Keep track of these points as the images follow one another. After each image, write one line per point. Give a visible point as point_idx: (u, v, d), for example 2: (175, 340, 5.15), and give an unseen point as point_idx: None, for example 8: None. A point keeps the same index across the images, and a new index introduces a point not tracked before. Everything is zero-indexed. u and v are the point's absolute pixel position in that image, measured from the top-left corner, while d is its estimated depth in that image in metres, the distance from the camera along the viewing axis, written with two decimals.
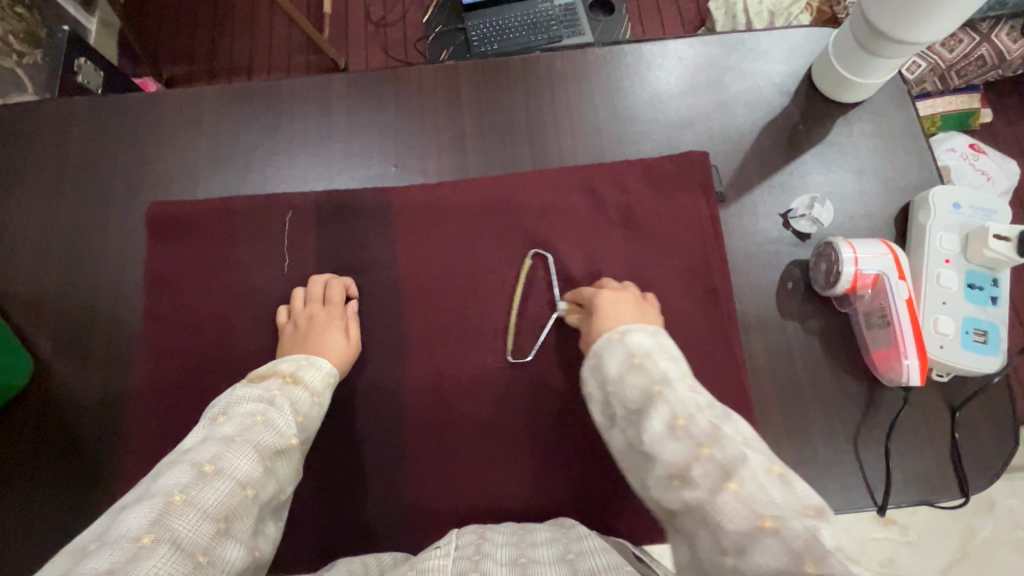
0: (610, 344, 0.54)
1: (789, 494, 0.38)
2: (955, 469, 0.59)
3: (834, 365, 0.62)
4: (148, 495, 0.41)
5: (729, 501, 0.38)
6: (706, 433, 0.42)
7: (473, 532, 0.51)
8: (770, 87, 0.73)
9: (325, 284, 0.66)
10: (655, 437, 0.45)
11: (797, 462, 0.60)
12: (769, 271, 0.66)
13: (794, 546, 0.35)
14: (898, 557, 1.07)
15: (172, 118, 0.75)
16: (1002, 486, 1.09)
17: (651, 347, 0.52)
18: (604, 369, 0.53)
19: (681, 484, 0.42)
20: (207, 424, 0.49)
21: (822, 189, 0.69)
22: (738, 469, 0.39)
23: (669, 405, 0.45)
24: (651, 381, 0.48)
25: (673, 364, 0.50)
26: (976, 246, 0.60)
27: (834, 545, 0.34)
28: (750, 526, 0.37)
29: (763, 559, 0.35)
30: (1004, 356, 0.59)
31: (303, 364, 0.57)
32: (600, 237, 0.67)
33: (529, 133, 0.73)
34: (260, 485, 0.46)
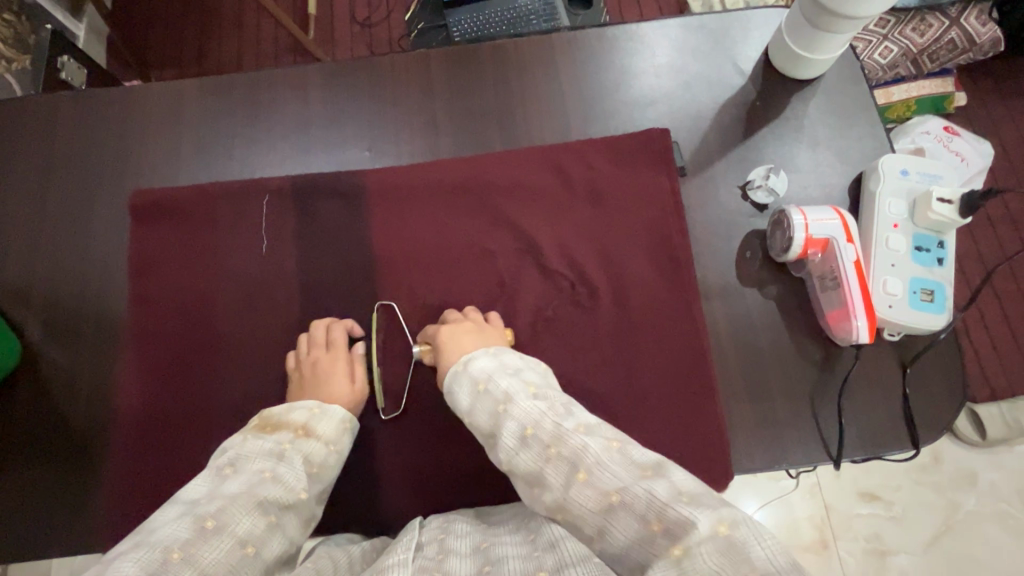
0: (456, 377, 0.57)
1: (626, 462, 0.44)
2: (907, 423, 0.62)
3: (791, 328, 0.65)
4: (148, 544, 0.44)
5: (584, 491, 0.44)
6: (551, 434, 0.48)
7: (434, 529, 0.52)
8: (729, 67, 0.76)
9: (326, 329, 0.67)
10: (508, 453, 0.50)
11: (757, 421, 0.63)
12: (728, 241, 0.69)
13: (638, 510, 0.41)
14: (883, 532, 1.09)
15: (154, 110, 0.78)
16: (981, 459, 1.12)
17: (491, 370, 0.55)
18: (459, 403, 0.55)
19: (540, 490, 0.47)
20: (216, 476, 0.52)
21: (778, 162, 0.72)
22: (583, 458, 0.45)
23: (516, 421, 0.50)
24: (497, 403, 0.52)
25: (513, 380, 0.54)
26: (922, 211, 0.63)
27: (673, 496, 0.40)
28: (603, 506, 0.42)
29: (621, 531, 0.41)
30: (950, 314, 0.62)
31: (315, 413, 0.59)
32: (566, 212, 0.69)
33: (499, 117, 0.76)
34: (262, 542, 0.49)
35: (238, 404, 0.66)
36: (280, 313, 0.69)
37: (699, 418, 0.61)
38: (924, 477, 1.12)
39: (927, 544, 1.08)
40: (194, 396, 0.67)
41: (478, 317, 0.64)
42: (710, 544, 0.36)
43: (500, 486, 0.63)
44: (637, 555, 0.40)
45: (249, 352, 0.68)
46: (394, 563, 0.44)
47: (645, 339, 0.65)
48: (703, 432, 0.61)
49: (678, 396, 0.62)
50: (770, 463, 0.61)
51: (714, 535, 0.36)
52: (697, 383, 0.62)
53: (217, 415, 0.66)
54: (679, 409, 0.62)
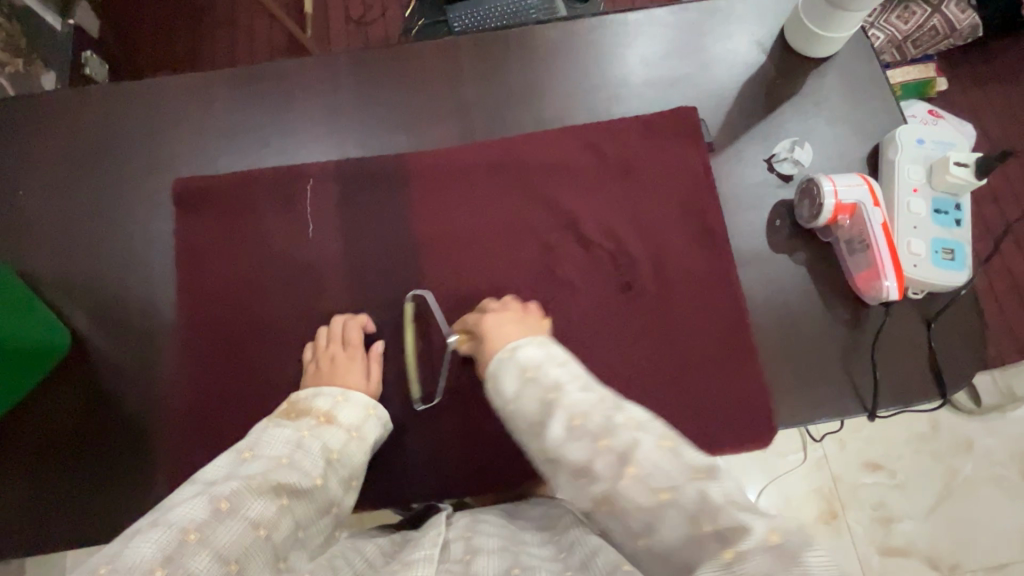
0: (502, 363, 0.54)
1: (677, 464, 0.42)
2: (934, 374, 0.66)
3: (823, 290, 0.68)
4: (165, 523, 0.45)
5: (637, 488, 0.42)
6: (603, 427, 0.46)
7: (461, 528, 0.52)
8: (748, 48, 0.79)
9: (343, 325, 0.68)
10: (559, 442, 0.47)
11: (795, 378, 0.66)
12: (757, 211, 0.72)
13: (690, 510, 0.40)
14: (886, 500, 1.06)
15: (183, 99, 0.77)
16: (978, 427, 1.09)
17: (539, 359, 0.53)
18: (503, 391, 0.53)
19: (588, 481, 0.45)
20: (234, 460, 0.54)
21: (801, 135, 0.75)
22: (634, 454, 0.43)
23: (566, 410, 0.48)
24: (544, 390, 0.50)
25: (563, 370, 0.51)
26: (939, 175, 0.67)
27: (724, 498, 0.40)
28: (653, 504, 0.41)
29: (671, 530, 0.40)
30: (969, 271, 0.66)
31: (340, 401, 0.62)
32: (603, 188, 0.72)
33: (529, 100, 0.78)
34: (274, 525, 0.49)
35: (291, 384, 0.67)
36: (327, 295, 0.70)
37: (742, 378, 0.65)
38: (923, 444, 1.08)
39: (928, 510, 1.05)
40: (241, 380, 0.68)
41: (518, 306, 0.64)
42: (762, 549, 0.36)
43: None
44: (684, 554, 0.40)
45: (298, 334, 0.69)
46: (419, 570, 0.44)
47: (686, 305, 0.67)
48: (747, 390, 0.65)
49: (721, 358, 0.65)
50: (810, 417, 0.65)
51: (766, 543, 0.37)
52: (738, 344, 0.66)
53: (267, 396, 0.67)
54: (724, 369, 0.65)
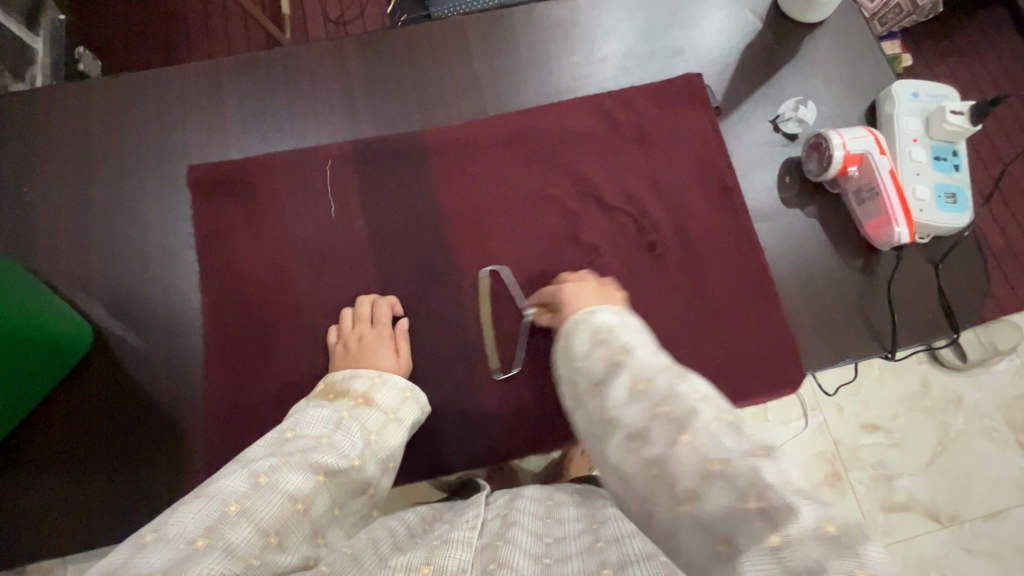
0: (575, 326, 0.47)
1: (739, 439, 0.35)
2: (945, 313, 0.69)
3: (835, 240, 0.71)
4: (207, 495, 0.43)
5: (687, 455, 0.35)
6: (665, 393, 0.38)
7: (500, 506, 0.53)
8: (745, 15, 0.82)
9: (371, 305, 0.67)
10: (617, 405, 0.40)
11: (815, 325, 0.69)
12: (767, 169, 0.75)
13: (738, 485, 0.33)
14: (888, 458, 1.04)
15: (193, 88, 0.76)
16: (965, 381, 1.08)
17: (614, 323, 0.45)
18: (571, 351, 0.46)
19: (639, 446, 0.37)
20: (276, 440, 0.51)
21: (802, 96, 0.78)
22: (692, 421, 0.36)
23: (631, 372, 0.41)
24: (614, 351, 0.43)
25: (637, 334, 0.44)
26: (937, 124, 0.70)
27: (781, 481, 0.33)
28: (700, 476, 0.34)
29: (714, 502, 0.33)
30: (971, 213, 0.69)
31: (377, 382, 0.60)
32: (619, 153, 0.73)
33: (538, 75, 0.80)
34: (311, 500, 0.47)
35: (324, 363, 0.67)
36: (354, 273, 0.70)
37: (766, 327, 0.67)
38: (918, 401, 1.07)
39: (927, 464, 1.04)
40: (268, 365, 0.67)
41: (594, 279, 0.62)
42: (812, 535, 0.30)
43: None
44: (722, 529, 0.33)
45: (325, 315, 0.69)
46: (460, 540, 0.46)
47: (709, 261, 0.69)
48: (773, 338, 0.67)
49: (745, 309, 0.68)
50: (832, 360, 0.68)
51: (817, 530, 0.30)
52: (759, 295, 0.68)
53: (299, 378, 0.67)
54: (748, 320, 0.67)
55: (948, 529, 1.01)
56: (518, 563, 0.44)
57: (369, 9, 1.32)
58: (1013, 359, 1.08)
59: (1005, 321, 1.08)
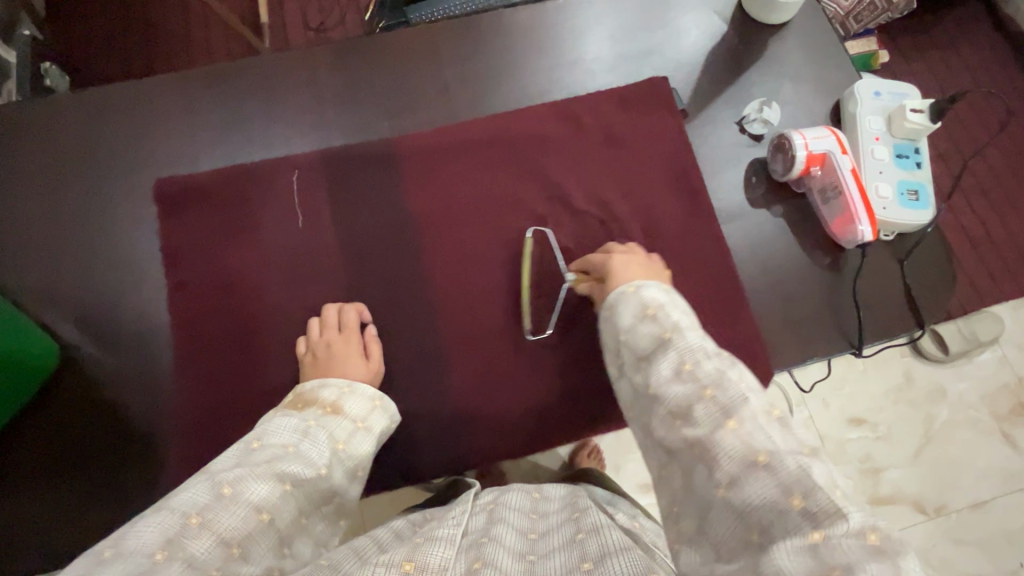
0: (625, 298, 0.54)
1: (786, 435, 0.39)
2: (910, 308, 0.70)
3: (802, 239, 0.72)
4: (168, 507, 0.43)
5: (731, 438, 0.39)
6: (711, 377, 0.43)
7: (485, 503, 0.52)
8: (711, 18, 0.82)
9: (339, 310, 0.67)
10: (661, 380, 0.46)
11: (784, 323, 0.69)
12: (734, 170, 0.75)
13: (784, 480, 0.36)
14: (874, 451, 1.05)
15: (160, 101, 0.76)
16: (949, 373, 1.09)
17: (664, 301, 0.51)
18: (620, 321, 0.53)
19: (681, 422, 0.43)
20: (243, 449, 0.51)
21: (767, 96, 0.79)
22: (740, 410, 0.41)
23: (677, 353, 0.46)
24: (662, 330, 0.49)
25: (684, 314, 0.50)
26: (898, 122, 0.71)
27: (828, 483, 0.36)
28: (744, 461, 0.38)
29: (756, 489, 0.37)
30: (933, 209, 0.70)
31: (347, 391, 0.60)
32: (587, 157, 0.74)
33: (507, 82, 0.80)
34: (277, 510, 0.47)
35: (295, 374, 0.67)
36: (325, 285, 0.70)
37: (735, 327, 0.67)
38: (902, 394, 1.08)
39: (914, 456, 1.05)
40: (243, 380, 0.67)
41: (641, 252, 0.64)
42: (855, 538, 0.32)
43: (564, 418, 0.67)
44: (759, 518, 0.36)
45: (296, 325, 0.69)
46: (443, 537, 0.45)
47: (677, 262, 0.70)
48: (742, 337, 0.67)
49: (714, 310, 0.68)
50: (801, 358, 0.68)
51: (861, 535, 0.32)
52: (728, 294, 0.68)
53: (270, 390, 0.67)
54: (717, 319, 0.68)
55: (934, 520, 1.02)
56: (504, 563, 0.43)
57: (349, 15, 1.32)
58: (996, 349, 1.10)
59: (987, 313, 1.10)
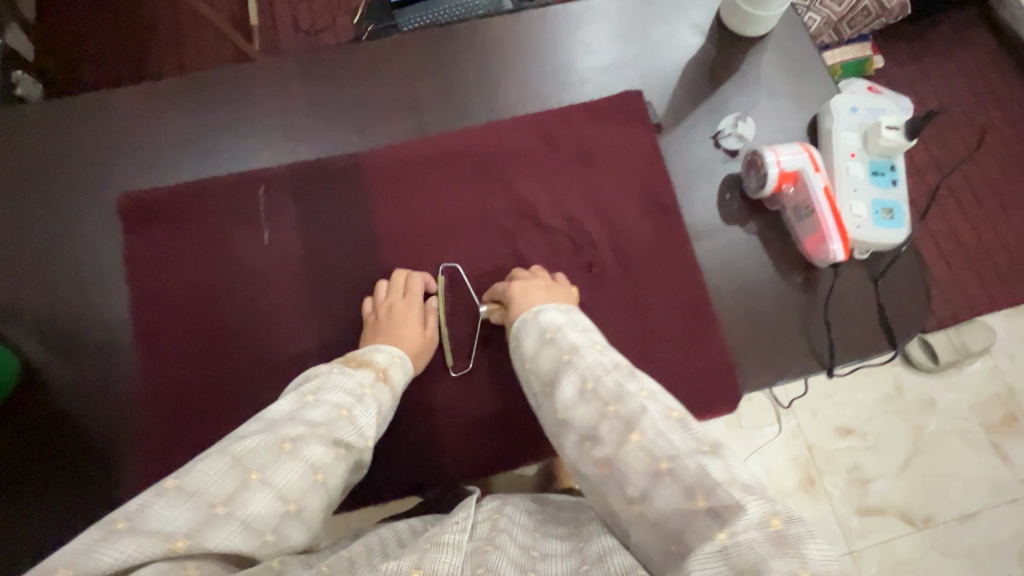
0: (527, 324, 0.57)
1: (686, 437, 0.41)
2: (883, 328, 0.69)
3: (775, 257, 0.71)
4: (231, 456, 0.42)
5: (636, 450, 0.41)
6: (612, 393, 0.46)
7: (489, 509, 0.49)
8: (688, 30, 0.81)
9: (406, 278, 0.67)
10: (568, 404, 0.48)
11: (755, 343, 0.68)
12: (708, 186, 0.74)
13: (687, 484, 0.38)
14: (862, 461, 1.04)
15: (129, 113, 0.75)
16: (938, 383, 1.08)
17: (561, 323, 0.55)
18: (524, 348, 0.56)
19: (592, 445, 0.44)
20: (297, 400, 0.50)
21: (743, 110, 0.77)
22: (640, 422, 0.43)
23: (580, 373, 0.49)
24: (563, 351, 0.52)
25: (581, 334, 0.53)
26: (873, 139, 0.70)
27: (724, 478, 0.38)
28: (650, 472, 0.40)
29: (664, 498, 0.39)
30: (908, 229, 0.69)
31: (395, 362, 0.59)
32: (558, 173, 0.73)
33: (481, 93, 0.79)
34: (329, 473, 0.47)
35: (258, 391, 0.66)
36: (289, 299, 0.69)
37: (704, 347, 0.66)
38: (892, 404, 1.07)
39: (902, 466, 1.04)
40: (207, 396, 0.66)
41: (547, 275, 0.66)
42: (758, 530, 0.34)
43: (531, 438, 0.67)
44: (672, 525, 0.38)
45: (260, 341, 0.68)
46: (450, 543, 0.42)
47: (647, 280, 0.69)
48: (711, 358, 0.66)
49: (683, 329, 0.67)
50: (772, 378, 0.67)
51: (763, 525, 0.34)
52: (698, 313, 0.67)
53: (233, 406, 0.66)
54: (687, 339, 0.67)
55: (921, 532, 1.01)
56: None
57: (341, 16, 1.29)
58: (987, 359, 1.10)
59: (978, 322, 1.10)
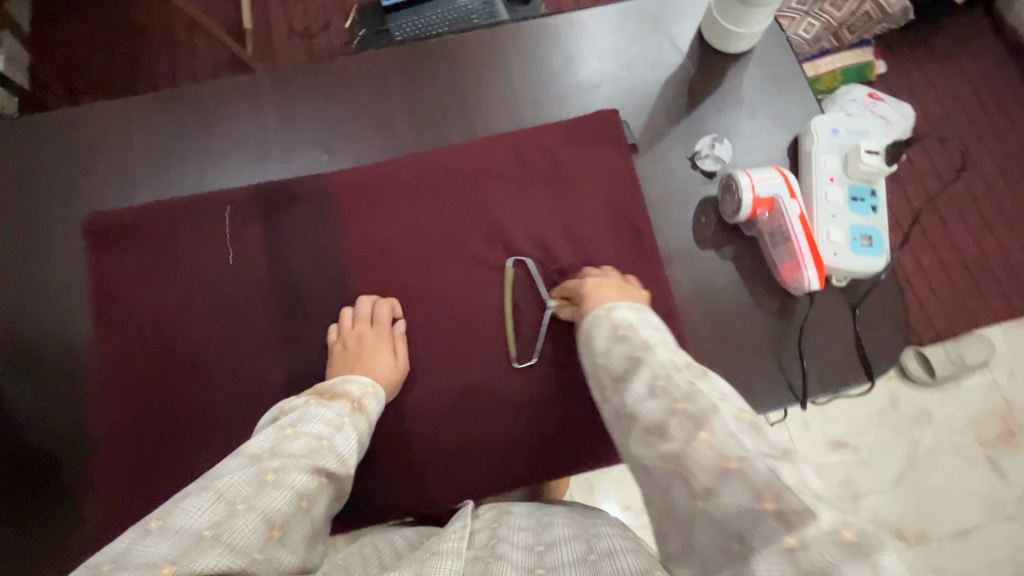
0: (599, 321, 0.54)
1: (757, 439, 0.39)
2: (860, 358, 0.67)
3: (750, 283, 0.69)
4: (215, 489, 0.43)
5: (705, 450, 0.39)
6: (683, 390, 0.43)
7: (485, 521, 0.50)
8: (667, 47, 0.79)
9: (372, 305, 0.67)
10: (637, 398, 0.46)
11: (728, 372, 0.67)
12: (683, 209, 0.73)
13: (755, 485, 0.35)
14: (854, 476, 1.02)
15: (97, 131, 0.74)
16: (934, 397, 1.06)
17: (634, 320, 0.52)
18: (593, 344, 0.53)
19: (659, 439, 0.42)
20: (276, 433, 0.50)
21: (722, 130, 0.76)
22: (710, 420, 0.40)
23: (650, 370, 0.46)
24: (633, 349, 0.49)
25: (654, 333, 0.50)
26: (853, 164, 0.68)
27: (796, 482, 0.35)
28: (717, 470, 0.37)
29: (730, 497, 0.36)
30: (887, 256, 0.67)
31: (369, 391, 0.59)
32: (529, 195, 0.71)
33: (455, 110, 0.77)
34: (312, 499, 0.48)
35: (218, 416, 0.66)
36: (252, 323, 0.68)
37: None
38: (887, 417, 1.05)
39: (895, 481, 1.02)
40: (168, 422, 0.66)
41: (617, 275, 0.65)
42: (827, 537, 0.32)
43: (496, 467, 0.65)
44: (736, 526, 0.35)
45: (222, 366, 0.67)
46: (450, 551, 0.44)
47: None
48: None
49: None
50: None
51: (835, 533, 0.32)
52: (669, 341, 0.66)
53: (194, 431, 0.65)
54: None
55: (913, 549, 0.99)
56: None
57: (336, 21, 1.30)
58: (985, 373, 1.07)
59: (974, 335, 1.09)
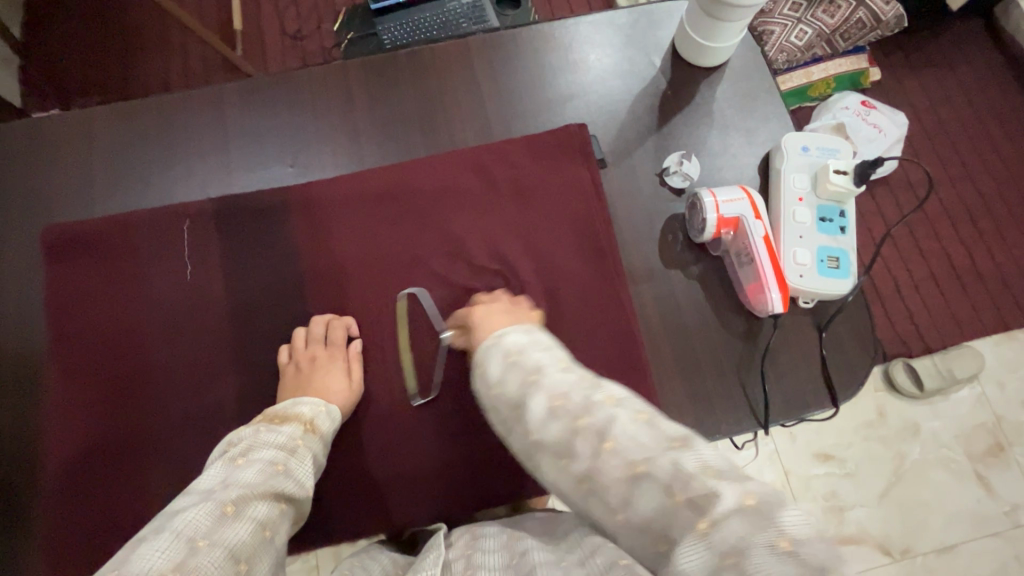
0: (488, 350, 0.47)
1: (655, 434, 0.37)
2: (825, 382, 0.66)
3: (715, 304, 0.68)
4: (171, 530, 0.41)
5: (613, 462, 0.37)
6: (583, 406, 0.40)
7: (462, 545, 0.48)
8: (639, 60, 0.78)
9: (326, 325, 0.66)
10: (538, 424, 0.41)
11: (690, 395, 0.65)
12: (650, 228, 0.72)
13: (664, 481, 0.35)
14: (839, 489, 1.00)
15: (60, 141, 0.74)
16: (922, 410, 1.04)
17: (525, 344, 0.46)
18: (485, 376, 0.46)
19: (569, 463, 0.39)
20: (227, 465, 0.49)
21: (692, 146, 0.74)
22: (613, 428, 0.38)
23: (546, 392, 0.41)
24: (526, 373, 0.43)
25: (548, 354, 0.45)
26: (822, 183, 0.67)
27: (698, 465, 0.35)
28: (626, 478, 0.36)
29: (645, 502, 0.36)
30: (855, 278, 0.66)
31: (321, 411, 0.58)
32: (493, 212, 0.70)
33: (424, 122, 0.76)
34: (276, 527, 0.46)
35: (168, 435, 0.65)
36: (207, 339, 0.67)
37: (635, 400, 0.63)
38: (874, 430, 1.03)
39: (881, 495, 1.00)
40: (121, 440, 0.65)
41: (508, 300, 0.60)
42: (736, 515, 0.32)
43: (451, 488, 0.64)
44: (660, 528, 0.35)
45: (174, 383, 0.66)
46: None
47: (579, 327, 0.66)
48: None
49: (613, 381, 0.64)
50: (706, 433, 0.64)
51: (738, 507, 0.33)
52: (630, 364, 0.64)
53: (142, 449, 0.64)
54: None
55: (898, 563, 0.97)
56: None
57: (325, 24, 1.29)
58: (974, 387, 1.05)
59: (965, 347, 1.06)
